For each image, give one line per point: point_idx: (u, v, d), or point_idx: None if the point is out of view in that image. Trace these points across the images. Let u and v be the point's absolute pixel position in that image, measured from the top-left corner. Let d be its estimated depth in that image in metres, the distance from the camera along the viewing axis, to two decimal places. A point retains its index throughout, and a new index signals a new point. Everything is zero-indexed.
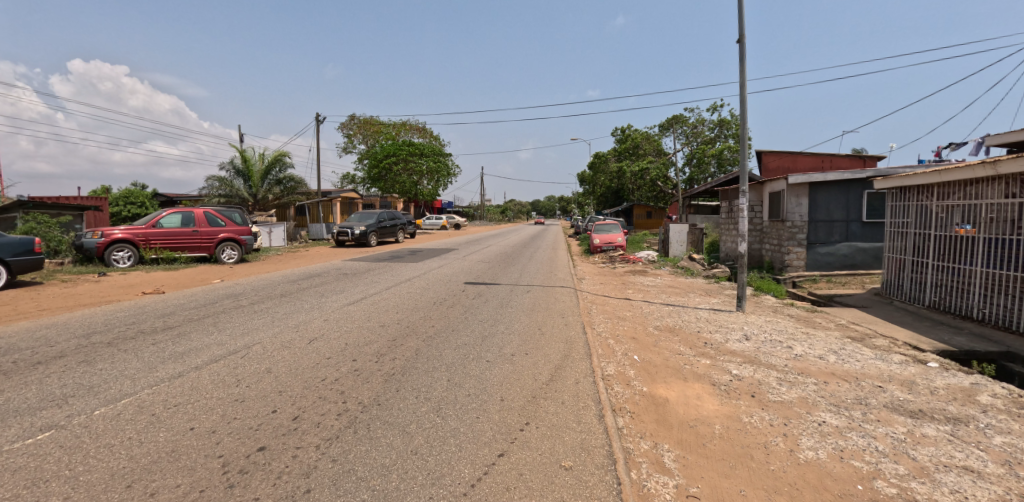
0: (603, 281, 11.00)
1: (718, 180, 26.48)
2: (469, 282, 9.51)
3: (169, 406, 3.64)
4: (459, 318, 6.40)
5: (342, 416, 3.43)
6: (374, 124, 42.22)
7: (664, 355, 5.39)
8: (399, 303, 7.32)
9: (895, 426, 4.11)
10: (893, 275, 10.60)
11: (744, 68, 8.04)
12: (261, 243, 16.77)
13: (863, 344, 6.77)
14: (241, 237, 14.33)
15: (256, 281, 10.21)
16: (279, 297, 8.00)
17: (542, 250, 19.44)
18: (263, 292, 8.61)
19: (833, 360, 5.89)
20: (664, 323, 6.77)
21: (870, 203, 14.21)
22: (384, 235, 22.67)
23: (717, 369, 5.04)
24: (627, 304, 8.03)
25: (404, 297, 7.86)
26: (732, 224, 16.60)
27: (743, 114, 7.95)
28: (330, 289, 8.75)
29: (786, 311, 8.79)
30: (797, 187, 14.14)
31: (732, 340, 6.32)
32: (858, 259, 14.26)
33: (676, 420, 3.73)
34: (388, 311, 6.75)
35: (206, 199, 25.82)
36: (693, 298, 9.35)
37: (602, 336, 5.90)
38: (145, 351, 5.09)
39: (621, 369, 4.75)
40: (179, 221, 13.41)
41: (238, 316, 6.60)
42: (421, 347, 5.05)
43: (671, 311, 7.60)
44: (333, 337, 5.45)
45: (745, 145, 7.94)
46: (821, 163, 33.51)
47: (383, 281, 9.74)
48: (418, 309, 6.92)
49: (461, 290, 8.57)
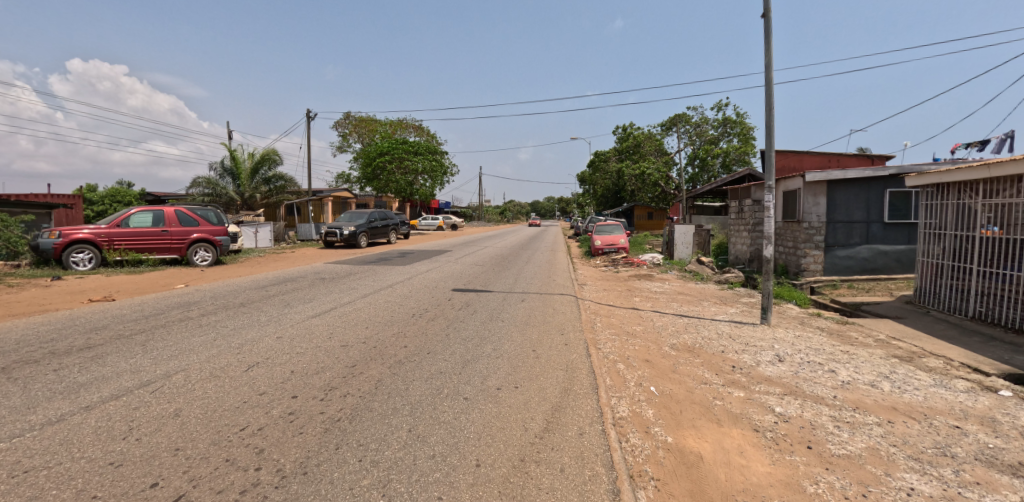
0: (606, 287, 9.95)
1: (724, 179, 25.46)
2: (457, 289, 8.44)
3: (13, 476, 2.62)
4: (439, 335, 5.36)
5: (247, 496, 2.40)
6: (369, 123, 41.20)
7: (687, 385, 4.35)
8: (371, 316, 6.27)
9: (1005, 492, 3.06)
10: (929, 282, 9.58)
11: (770, 46, 7.01)
12: (240, 244, 15.72)
13: (915, 366, 5.73)
14: (215, 238, 13.19)
15: (221, 286, 9.17)
16: (235, 308, 6.93)
17: (541, 252, 18.38)
18: (221, 301, 7.56)
19: (888, 390, 4.85)
20: (681, 341, 5.72)
21: (892, 203, 13.22)
22: (375, 236, 21.61)
23: (755, 406, 4.01)
24: (636, 316, 6.97)
25: (379, 308, 6.80)
26: (742, 225, 15.53)
27: (769, 97, 6.91)
28: (298, 297, 7.70)
29: (815, 323, 7.74)
30: (815, 186, 13.11)
31: (763, 363, 5.28)
32: (880, 263, 13.25)
33: (717, 492, 2.69)
34: (355, 327, 5.70)
35: (191, 198, 24.76)
36: (708, 308, 8.31)
37: (610, 359, 4.85)
38: (37, 382, 4.06)
39: (636, 409, 3.71)
40: (146, 220, 12.32)
41: (177, 333, 5.56)
42: (383, 378, 4.01)
43: (686, 325, 6.56)
44: (277, 364, 4.41)
45: (771, 133, 6.88)
46: (829, 163, 32.45)
47: (361, 288, 8.68)
48: (392, 323, 5.86)
49: (446, 299, 7.51)
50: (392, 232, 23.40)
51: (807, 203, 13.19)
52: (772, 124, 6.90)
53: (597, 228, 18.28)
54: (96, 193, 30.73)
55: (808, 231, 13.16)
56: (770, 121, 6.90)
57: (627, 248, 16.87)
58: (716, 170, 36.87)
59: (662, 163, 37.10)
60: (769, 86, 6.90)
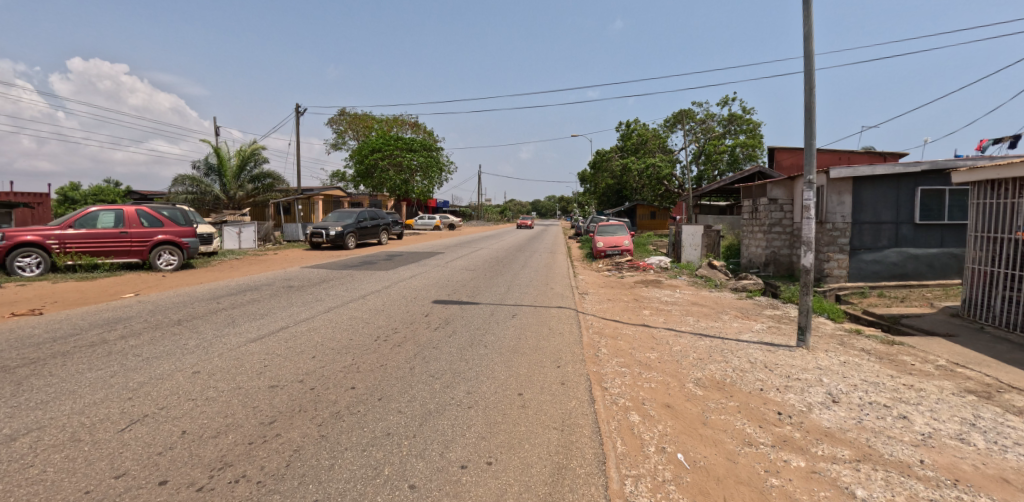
0: (610, 296, 8.78)
1: (733, 177, 24.25)
2: (438, 300, 7.29)
3: None
4: (400, 370, 4.20)
5: None
6: (364, 119, 39.98)
7: (727, 450, 3.18)
8: (325, 340, 5.13)
9: None
10: (980, 292, 8.41)
11: (809, 13, 5.87)
12: (214, 246, 14.57)
13: (1001, 407, 4.57)
14: (181, 240, 12.01)
15: (172, 296, 8.06)
16: (167, 327, 5.77)
17: (539, 255, 17.17)
18: (157, 316, 6.40)
19: (986, 448, 3.68)
20: (708, 375, 4.56)
21: (923, 202, 12.06)
22: (364, 237, 20.48)
23: (826, 487, 2.84)
24: (649, 338, 5.79)
25: (339, 328, 5.64)
26: (756, 226, 14.25)
27: (810, 74, 5.74)
28: (250, 313, 6.55)
29: (857, 344, 6.57)
30: (840, 183, 11.94)
31: (815, 408, 4.11)
32: (910, 268, 12.07)
33: None
34: (298, 357, 4.56)
35: (173, 196, 23.59)
36: (728, 324, 7.14)
37: (621, 407, 3.68)
38: None
39: (663, 501, 2.54)
40: (102, 221, 11.15)
41: (73, 366, 4.41)
42: (305, 447, 2.86)
43: (710, 350, 5.39)
44: (170, 421, 3.26)
45: (811, 118, 5.72)
46: (839, 159, 31.28)
47: (329, 298, 7.55)
48: (347, 351, 4.72)
49: (422, 314, 6.36)
50: (383, 232, 22.25)
51: (831, 202, 12.01)
52: (812, 107, 5.74)
53: (599, 229, 17.08)
54: (79, 190, 29.62)
55: (832, 233, 11.97)
56: (810, 103, 5.74)
57: (631, 250, 15.66)
58: (722, 168, 35.67)
59: (666, 161, 35.91)
60: (809, 62, 5.73)
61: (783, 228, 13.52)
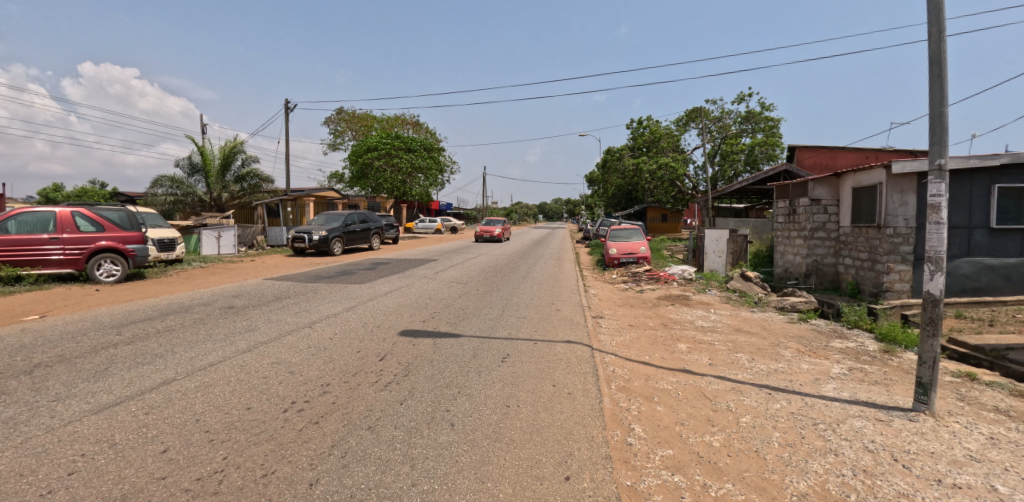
0: (631, 321, 6.94)
1: (755, 176, 22.17)
2: (405, 332, 5.49)
3: None
4: (292, 491, 2.41)
5: None
6: (363, 119, 38.43)
7: None
8: (210, 412, 3.35)
9: None
10: None
11: None
12: (176, 253, 12.93)
13: None
14: (126, 247, 10.32)
15: (74, 322, 6.34)
16: (4, 381, 4.03)
17: (544, 263, 15.37)
18: (16, 357, 4.69)
19: None
20: (816, 487, 2.71)
21: (1001, 203, 10.12)
22: (352, 242, 18.71)
23: None
24: (700, 400, 3.94)
25: (246, 384, 3.87)
26: (795, 230, 12.33)
27: (938, 11, 3.93)
28: (144, 353, 4.77)
29: (986, 401, 4.69)
30: (902, 179, 9.72)
31: None
32: (984, 281, 10.11)
33: None
34: (139, 455, 2.79)
35: (152, 199, 22.10)
36: (797, 367, 5.26)
37: None
38: None
39: None
40: (30, 225, 9.47)
41: None
42: None
43: (800, 427, 3.53)
44: None
45: (941, 75, 3.91)
46: (868, 159, 29.24)
47: (263, 326, 5.78)
48: (227, 439, 2.96)
49: (377, 356, 4.58)
50: (376, 236, 20.55)
51: (890, 203, 9.81)
52: (941, 60, 3.92)
53: (611, 234, 15.21)
54: (62, 191, 28.34)
55: (891, 240, 9.78)
56: (937, 56, 3.94)
57: (648, 257, 13.77)
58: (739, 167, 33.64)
59: (680, 160, 33.93)
60: None
61: (826, 233, 11.61)
